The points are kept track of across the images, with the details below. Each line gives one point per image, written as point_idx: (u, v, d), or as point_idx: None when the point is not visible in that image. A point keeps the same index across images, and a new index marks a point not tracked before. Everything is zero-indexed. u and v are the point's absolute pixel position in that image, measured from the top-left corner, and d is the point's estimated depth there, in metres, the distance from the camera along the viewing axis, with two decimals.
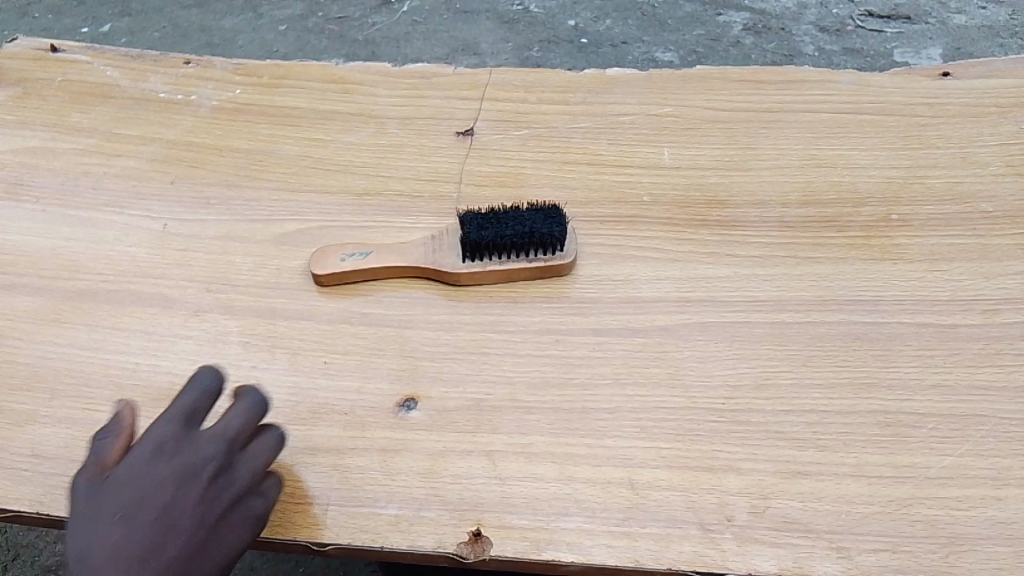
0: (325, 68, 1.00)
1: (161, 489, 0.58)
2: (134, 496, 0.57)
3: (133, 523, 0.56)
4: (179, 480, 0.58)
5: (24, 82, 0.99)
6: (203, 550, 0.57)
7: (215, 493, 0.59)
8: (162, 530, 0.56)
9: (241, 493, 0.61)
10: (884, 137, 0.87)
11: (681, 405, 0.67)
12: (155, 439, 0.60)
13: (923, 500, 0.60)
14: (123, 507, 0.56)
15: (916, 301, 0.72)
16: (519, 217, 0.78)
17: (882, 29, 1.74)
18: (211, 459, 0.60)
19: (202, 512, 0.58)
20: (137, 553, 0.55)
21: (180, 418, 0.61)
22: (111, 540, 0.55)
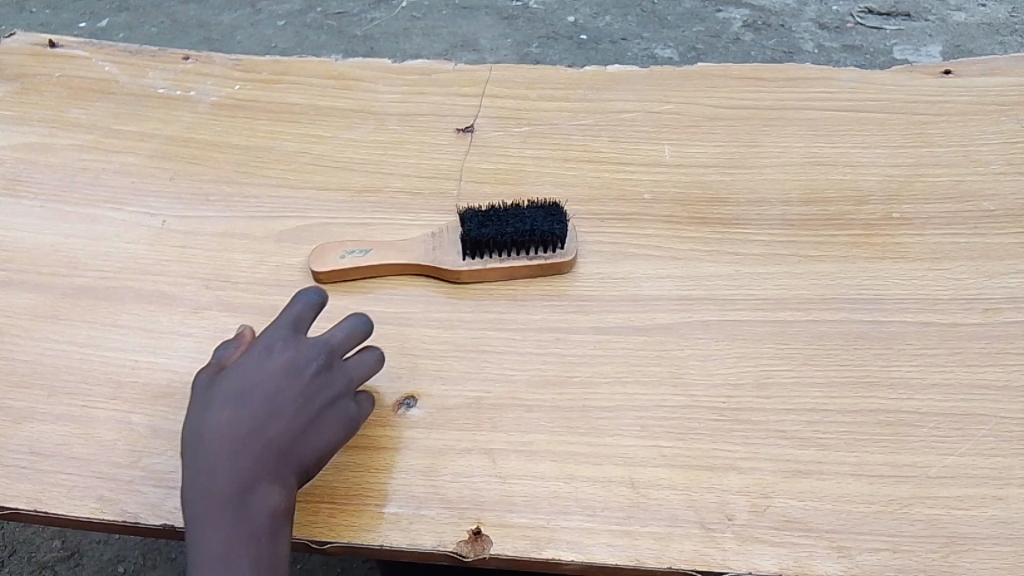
0: (324, 65, 1.00)
1: (267, 381, 0.62)
2: (241, 388, 0.62)
3: (241, 407, 0.61)
4: (285, 374, 0.63)
5: (22, 77, 0.99)
6: (304, 440, 0.61)
7: (318, 390, 0.63)
8: (266, 418, 0.61)
9: (341, 393, 0.64)
10: (886, 135, 0.87)
11: (681, 403, 0.67)
12: (267, 341, 0.65)
13: (924, 499, 0.60)
14: (232, 395, 0.62)
15: (918, 299, 0.72)
16: (519, 215, 0.78)
17: (881, 26, 1.74)
18: (316, 359, 0.64)
19: (304, 404, 0.62)
20: (240, 435, 0.60)
21: (292, 324, 0.66)
22: (218, 424, 0.60)
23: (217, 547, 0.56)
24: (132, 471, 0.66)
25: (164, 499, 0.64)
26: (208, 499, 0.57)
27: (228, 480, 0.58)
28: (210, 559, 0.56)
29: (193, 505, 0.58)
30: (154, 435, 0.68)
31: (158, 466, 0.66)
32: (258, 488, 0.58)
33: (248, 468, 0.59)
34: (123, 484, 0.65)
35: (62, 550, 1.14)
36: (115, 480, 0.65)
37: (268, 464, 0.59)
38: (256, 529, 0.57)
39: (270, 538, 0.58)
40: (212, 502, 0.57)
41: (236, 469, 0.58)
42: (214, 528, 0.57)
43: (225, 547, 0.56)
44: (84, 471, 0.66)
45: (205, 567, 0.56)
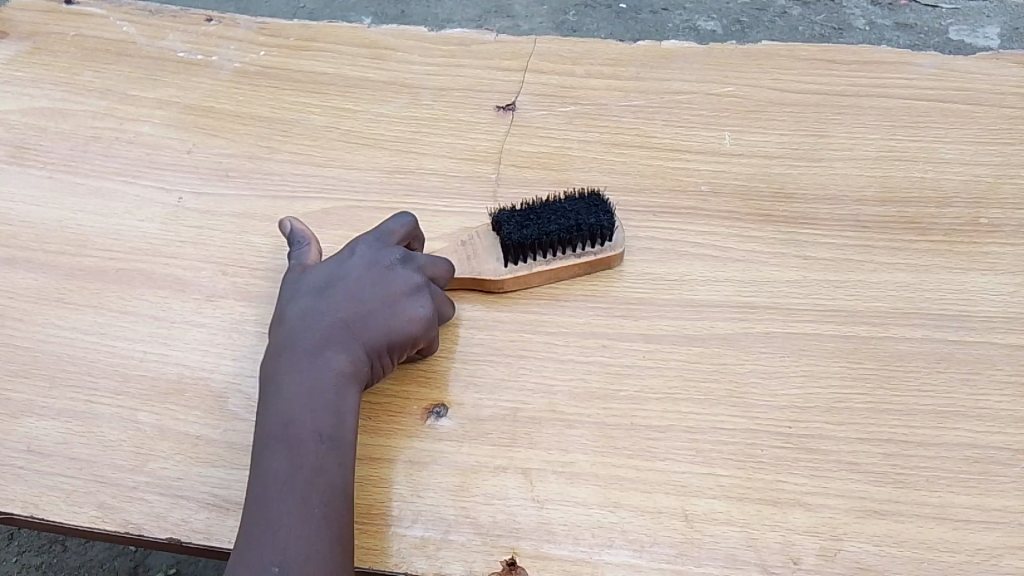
0: (355, 32, 0.92)
1: (348, 270, 0.63)
2: (322, 274, 0.63)
3: (319, 289, 0.61)
4: (366, 265, 0.63)
5: (35, 36, 0.93)
6: (380, 318, 0.61)
7: (395, 278, 0.63)
8: (342, 296, 0.61)
9: (419, 288, 0.63)
10: (969, 129, 0.79)
11: (741, 426, 0.60)
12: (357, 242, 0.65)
13: (1016, 551, 0.54)
14: (315, 278, 0.63)
15: (1007, 319, 0.65)
16: (562, 208, 0.70)
17: (938, 4, 1.62)
18: (400, 257, 0.64)
19: (381, 288, 0.62)
20: (316, 308, 0.60)
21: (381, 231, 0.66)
22: (299, 300, 0.61)
23: (284, 399, 0.56)
24: (136, 476, 0.60)
25: (169, 509, 0.59)
26: (280, 359, 0.58)
27: (300, 342, 0.58)
28: (275, 412, 0.55)
29: (266, 369, 0.58)
30: (161, 436, 0.62)
31: (164, 472, 0.61)
32: (333, 358, 0.58)
33: (321, 336, 0.59)
34: (125, 491, 0.60)
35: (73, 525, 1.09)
36: (117, 486, 0.60)
37: (340, 334, 0.59)
38: (320, 389, 0.56)
39: (336, 400, 0.56)
40: (283, 361, 0.58)
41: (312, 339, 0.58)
42: (282, 384, 0.56)
43: (289, 400, 0.56)
44: (84, 474, 0.61)
45: (270, 419, 0.56)
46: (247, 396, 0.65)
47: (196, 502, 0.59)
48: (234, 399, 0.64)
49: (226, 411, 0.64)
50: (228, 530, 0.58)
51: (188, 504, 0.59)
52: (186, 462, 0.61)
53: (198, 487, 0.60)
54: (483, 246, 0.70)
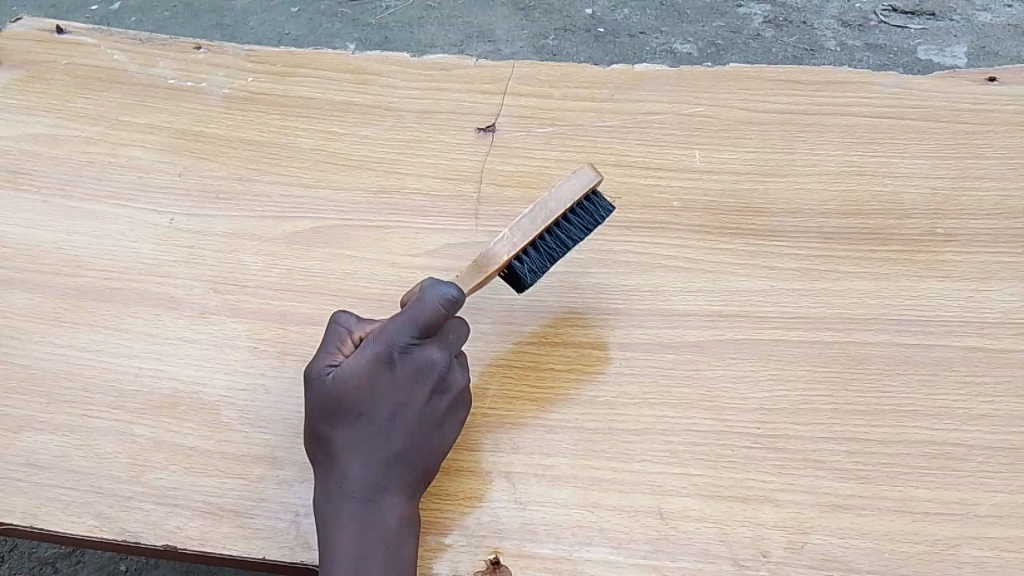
0: (340, 57, 0.95)
1: (387, 385, 0.60)
2: (360, 392, 0.59)
3: (362, 416, 0.59)
4: (407, 379, 0.60)
5: (28, 64, 0.95)
6: (430, 443, 0.60)
7: (440, 392, 0.61)
8: (389, 424, 0.60)
9: (461, 393, 0.62)
10: (929, 144, 0.83)
11: (714, 428, 0.63)
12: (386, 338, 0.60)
13: (971, 540, 0.58)
14: (352, 398, 0.59)
15: (963, 323, 0.69)
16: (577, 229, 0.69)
17: (906, 25, 1.66)
18: (440, 363, 0.61)
19: (427, 408, 0.60)
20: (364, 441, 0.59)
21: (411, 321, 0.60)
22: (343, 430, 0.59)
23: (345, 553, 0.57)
24: (133, 487, 0.63)
25: (165, 517, 0.61)
26: (334, 505, 0.58)
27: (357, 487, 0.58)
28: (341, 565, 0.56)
29: (321, 510, 0.58)
30: (156, 448, 0.65)
31: (159, 482, 0.63)
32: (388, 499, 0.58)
33: (376, 477, 0.59)
34: (123, 500, 0.62)
35: (64, 546, 1.10)
36: (115, 496, 0.62)
37: (395, 469, 0.59)
38: (382, 535, 0.57)
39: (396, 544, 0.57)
40: (341, 507, 0.58)
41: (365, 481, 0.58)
42: (345, 535, 0.57)
43: (350, 549, 0.57)
44: (82, 485, 0.63)
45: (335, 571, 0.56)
46: (239, 408, 0.67)
47: (191, 509, 0.62)
48: (227, 411, 0.67)
49: (220, 423, 0.66)
50: (223, 537, 0.61)
51: (184, 512, 0.62)
52: (181, 472, 0.64)
53: (193, 496, 0.62)
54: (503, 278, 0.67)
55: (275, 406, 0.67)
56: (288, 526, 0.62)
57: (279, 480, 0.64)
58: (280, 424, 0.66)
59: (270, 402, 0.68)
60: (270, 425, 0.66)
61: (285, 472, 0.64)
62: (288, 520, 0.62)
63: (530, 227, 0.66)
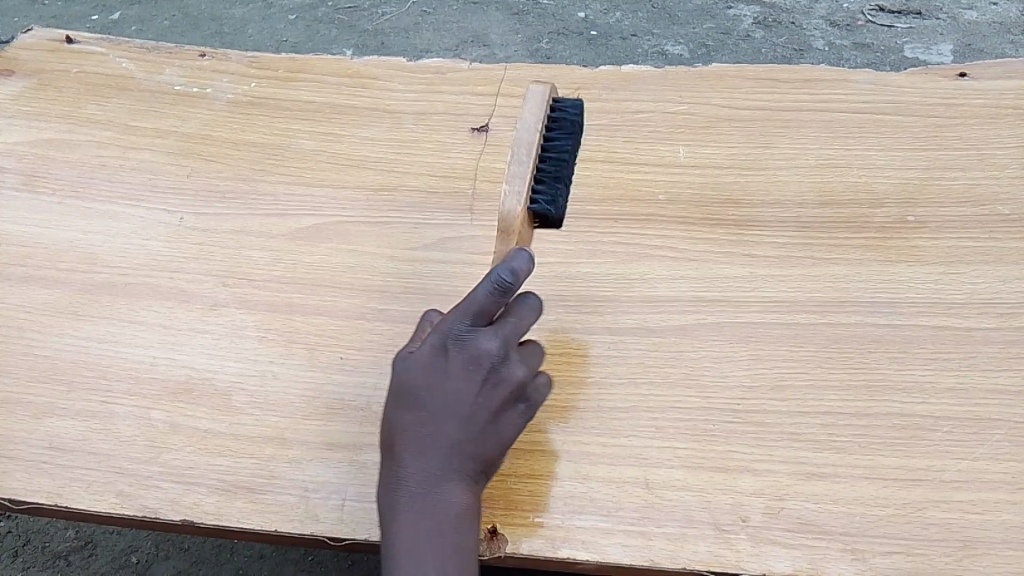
0: (340, 63, 0.99)
1: (447, 376, 0.62)
2: (419, 382, 0.62)
3: (421, 403, 0.62)
4: (466, 371, 0.62)
5: (40, 72, 0.99)
6: (486, 433, 0.62)
7: (498, 386, 0.63)
8: (444, 414, 0.62)
9: (521, 386, 0.63)
10: (902, 137, 0.87)
11: (696, 405, 0.67)
12: (441, 328, 0.63)
13: (938, 503, 0.62)
14: (413, 387, 0.62)
15: (932, 304, 0.73)
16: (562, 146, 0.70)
17: (892, 24, 1.71)
18: (494, 352, 0.62)
19: (484, 399, 0.62)
20: (422, 431, 0.61)
21: (464, 311, 0.63)
22: (405, 419, 0.62)
23: (407, 540, 0.59)
24: (152, 467, 0.67)
25: (183, 494, 0.66)
26: (396, 494, 0.61)
27: (415, 474, 0.61)
28: (404, 550, 0.59)
29: (384, 495, 0.61)
30: (172, 431, 0.69)
31: (177, 462, 0.67)
32: (448, 487, 0.61)
33: (434, 465, 0.61)
34: (142, 480, 0.66)
35: (76, 540, 1.13)
36: (134, 475, 0.66)
37: (452, 457, 0.61)
38: (443, 523, 0.60)
39: (456, 533, 0.60)
40: (397, 492, 0.61)
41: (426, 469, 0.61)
42: (404, 520, 0.60)
43: (411, 535, 0.59)
44: (103, 466, 0.67)
45: (398, 556, 0.59)
46: (250, 393, 0.71)
47: (207, 487, 0.66)
48: (238, 397, 0.71)
49: (232, 407, 0.70)
50: (237, 512, 0.65)
51: (200, 489, 0.66)
52: (197, 453, 0.68)
53: (209, 474, 0.67)
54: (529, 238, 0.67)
55: (284, 390, 0.71)
56: (297, 500, 0.65)
57: (289, 458, 0.67)
58: (289, 408, 0.70)
59: (279, 387, 0.72)
60: (279, 408, 0.70)
61: (294, 452, 0.68)
62: (298, 495, 0.66)
63: (519, 166, 0.65)
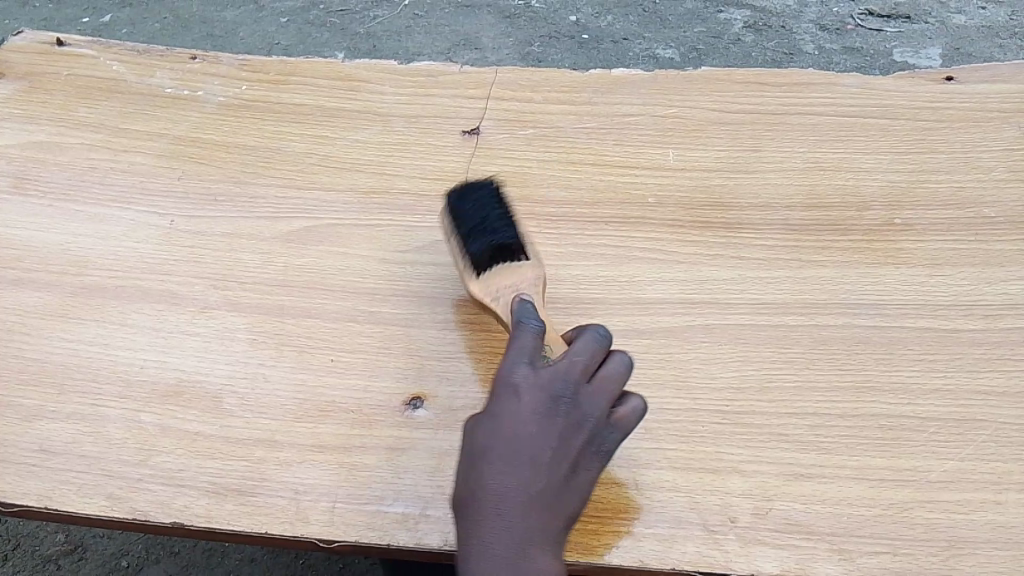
0: (331, 67, 0.99)
1: (522, 423, 0.60)
2: (492, 432, 0.60)
3: (498, 456, 0.59)
4: (541, 414, 0.60)
5: (30, 75, 0.99)
6: (566, 481, 0.60)
7: (575, 428, 0.61)
8: (524, 459, 0.59)
9: (598, 423, 0.62)
10: (889, 140, 0.87)
11: (685, 406, 0.68)
12: (505, 376, 0.62)
13: (924, 503, 0.62)
14: (487, 440, 0.60)
15: (918, 305, 0.74)
16: (464, 196, 0.76)
17: (881, 28, 1.72)
18: (565, 389, 0.61)
19: (563, 443, 0.60)
20: (504, 481, 0.58)
21: (524, 356, 0.63)
22: (484, 474, 0.59)
23: None
24: (141, 469, 0.67)
25: (173, 497, 0.66)
26: (480, 557, 0.57)
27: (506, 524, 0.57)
28: None
29: (466, 560, 0.57)
30: (162, 434, 0.69)
31: (167, 465, 0.67)
32: (534, 544, 0.57)
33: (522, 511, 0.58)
34: (132, 482, 0.66)
35: (66, 544, 1.13)
36: (124, 478, 0.66)
37: (534, 510, 0.58)
38: None
39: None
40: (482, 555, 0.57)
41: (510, 525, 0.57)
42: None
43: None
44: (93, 469, 0.67)
45: None
46: (240, 396, 0.71)
47: (197, 489, 0.66)
48: (228, 399, 0.71)
49: (222, 409, 0.70)
50: (227, 514, 0.65)
51: (190, 492, 0.66)
52: (187, 456, 0.68)
53: (199, 477, 0.67)
54: (512, 274, 0.72)
55: (275, 393, 0.71)
56: (288, 503, 0.65)
57: (279, 460, 0.68)
58: (280, 411, 0.70)
59: (270, 389, 0.72)
60: (270, 410, 0.70)
61: (284, 454, 0.68)
62: (288, 497, 0.66)
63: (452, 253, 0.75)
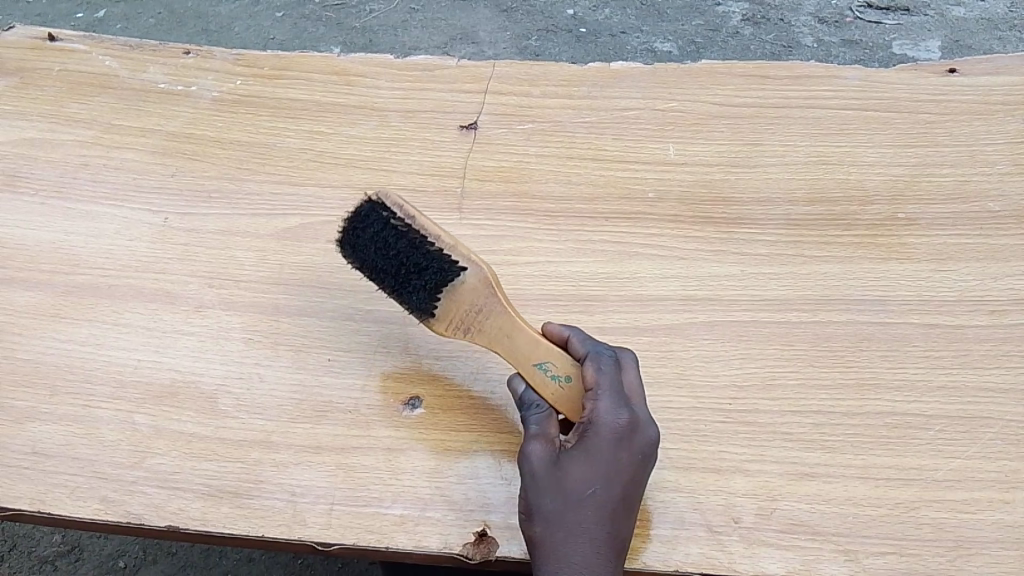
0: (326, 61, 0.98)
1: (614, 466, 0.59)
2: (587, 476, 0.59)
3: (593, 501, 0.58)
4: (631, 456, 0.60)
5: (21, 71, 0.97)
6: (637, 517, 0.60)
7: (650, 465, 0.61)
8: (616, 503, 0.59)
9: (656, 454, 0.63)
10: (892, 134, 0.86)
11: (687, 405, 0.67)
12: (598, 415, 0.60)
13: (930, 503, 0.62)
14: (579, 481, 0.58)
15: (923, 301, 0.73)
16: (366, 252, 0.67)
17: (881, 21, 1.71)
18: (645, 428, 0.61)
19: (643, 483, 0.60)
20: (598, 527, 0.58)
21: (616, 396, 0.61)
22: (577, 517, 0.58)
23: None
24: (136, 472, 0.66)
25: (167, 499, 0.64)
26: None
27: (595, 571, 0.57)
28: None
29: None
30: (157, 435, 0.68)
31: (161, 467, 0.66)
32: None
33: (608, 557, 0.58)
34: (126, 485, 0.65)
35: (62, 545, 1.12)
36: (118, 481, 0.65)
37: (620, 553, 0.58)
38: None
39: None
40: None
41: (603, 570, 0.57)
42: None
43: None
44: (86, 472, 0.66)
45: None
46: (236, 396, 0.70)
47: (192, 492, 0.65)
48: (224, 399, 0.70)
49: (217, 410, 0.69)
50: (223, 517, 0.64)
51: (185, 494, 0.65)
52: (182, 457, 0.67)
53: (194, 479, 0.65)
54: (460, 294, 0.65)
55: (271, 393, 0.70)
56: (285, 505, 0.64)
57: (275, 462, 0.67)
58: (275, 411, 0.69)
59: (265, 389, 0.71)
60: (266, 411, 0.69)
61: (281, 455, 0.67)
62: (285, 499, 0.65)
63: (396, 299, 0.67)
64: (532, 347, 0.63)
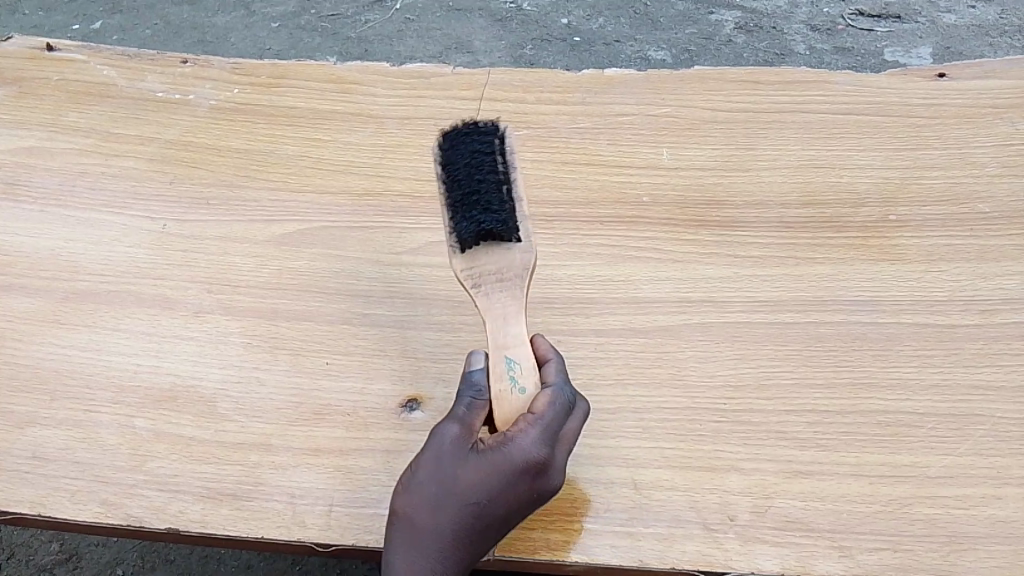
0: (323, 69, 0.99)
1: (507, 489, 0.59)
2: (481, 485, 0.59)
3: (470, 508, 0.59)
4: (528, 489, 0.59)
5: (20, 81, 0.98)
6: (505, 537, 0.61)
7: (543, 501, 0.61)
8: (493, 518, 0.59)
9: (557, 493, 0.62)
10: (883, 137, 0.87)
11: (683, 405, 0.68)
12: (521, 441, 0.59)
13: (924, 500, 0.62)
14: (470, 482, 0.59)
15: (915, 302, 0.73)
16: (458, 161, 0.68)
17: (872, 28, 1.72)
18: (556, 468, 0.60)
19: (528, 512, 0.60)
20: (463, 528, 0.59)
21: (548, 433, 0.59)
22: (451, 508, 0.59)
23: None
24: (136, 475, 0.66)
25: (168, 502, 0.65)
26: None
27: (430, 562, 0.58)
28: None
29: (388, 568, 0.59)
30: (157, 439, 0.68)
31: (161, 471, 0.67)
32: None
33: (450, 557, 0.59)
34: (126, 488, 0.66)
35: (60, 553, 1.12)
36: (118, 484, 0.66)
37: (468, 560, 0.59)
38: None
39: None
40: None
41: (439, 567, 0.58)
42: None
43: None
44: (87, 475, 0.66)
45: None
46: (235, 400, 0.71)
47: (192, 495, 0.65)
48: (223, 403, 0.70)
49: (216, 414, 0.70)
50: (224, 519, 0.64)
51: (185, 497, 0.65)
52: (182, 461, 0.67)
53: (194, 482, 0.66)
54: (498, 253, 0.67)
55: (270, 396, 0.71)
56: (284, 507, 0.65)
57: (275, 464, 0.67)
58: (275, 414, 0.70)
59: (264, 393, 0.71)
60: (266, 414, 0.70)
61: (280, 458, 0.67)
62: (284, 502, 0.65)
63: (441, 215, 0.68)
64: (518, 343, 0.63)
